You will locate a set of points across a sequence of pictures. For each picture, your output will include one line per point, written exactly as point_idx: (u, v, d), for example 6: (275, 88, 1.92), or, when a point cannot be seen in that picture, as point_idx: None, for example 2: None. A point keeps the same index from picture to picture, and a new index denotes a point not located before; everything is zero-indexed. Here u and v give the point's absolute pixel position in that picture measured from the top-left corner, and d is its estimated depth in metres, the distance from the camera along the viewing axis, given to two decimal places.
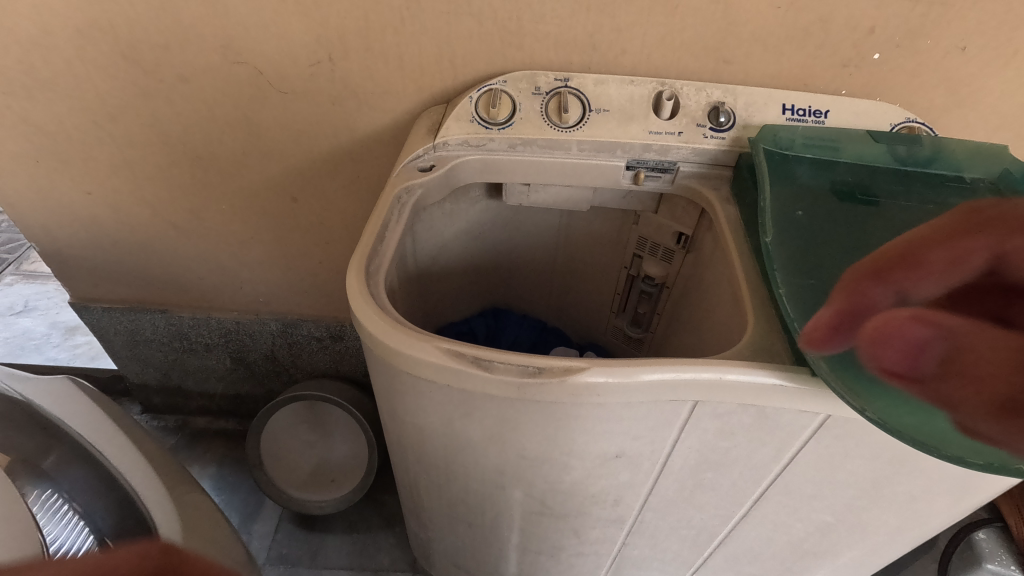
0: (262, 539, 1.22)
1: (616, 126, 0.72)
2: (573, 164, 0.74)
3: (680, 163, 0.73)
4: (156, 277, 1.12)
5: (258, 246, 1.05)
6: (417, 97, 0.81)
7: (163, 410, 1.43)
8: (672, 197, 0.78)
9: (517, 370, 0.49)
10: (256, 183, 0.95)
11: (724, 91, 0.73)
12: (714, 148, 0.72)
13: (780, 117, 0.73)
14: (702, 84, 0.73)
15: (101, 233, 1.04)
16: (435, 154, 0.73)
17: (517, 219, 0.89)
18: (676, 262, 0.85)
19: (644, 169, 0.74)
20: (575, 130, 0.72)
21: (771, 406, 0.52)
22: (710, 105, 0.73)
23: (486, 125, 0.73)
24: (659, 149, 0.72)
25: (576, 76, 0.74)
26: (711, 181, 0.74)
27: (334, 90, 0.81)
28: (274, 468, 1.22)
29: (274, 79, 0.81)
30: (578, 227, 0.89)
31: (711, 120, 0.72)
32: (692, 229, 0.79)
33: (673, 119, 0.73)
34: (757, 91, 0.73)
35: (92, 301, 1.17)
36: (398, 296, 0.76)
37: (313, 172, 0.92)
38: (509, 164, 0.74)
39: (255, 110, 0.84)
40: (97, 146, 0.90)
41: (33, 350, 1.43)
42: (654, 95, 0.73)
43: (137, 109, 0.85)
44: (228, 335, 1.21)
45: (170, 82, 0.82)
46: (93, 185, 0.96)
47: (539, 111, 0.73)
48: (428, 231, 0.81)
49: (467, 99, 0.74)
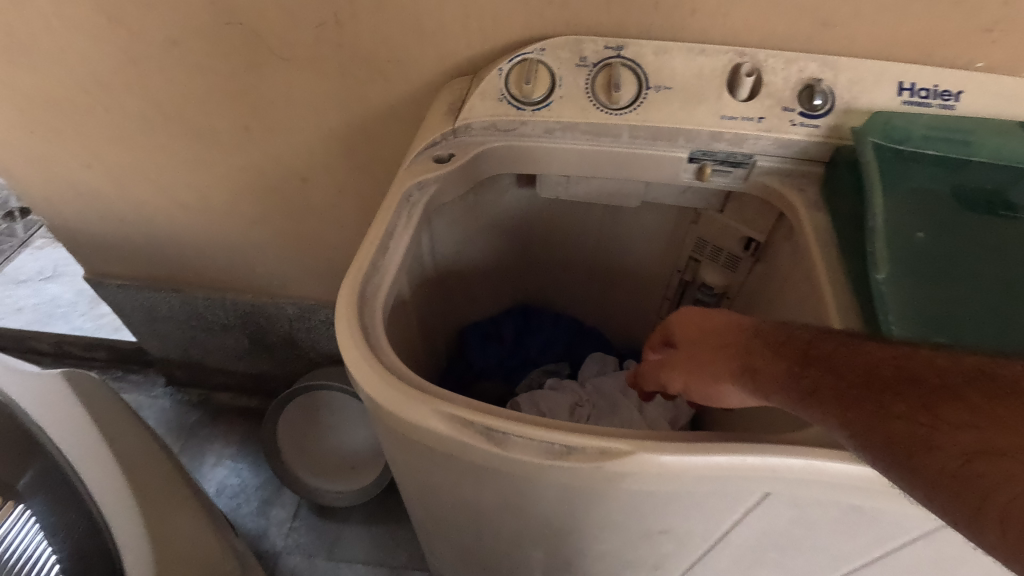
0: (280, 525, 1.19)
1: (679, 109, 0.58)
2: (621, 154, 0.60)
3: (757, 155, 0.59)
4: (168, 255, 1.05)
5: (269, 227, 0.96)
6: (437, 66, 0.68)
7: (187, 384, 1.40)
8: (743, 196, 0.64)
9: (537, 449, 0.38)
10: (262, 160, 0.85)
11: (821, 65, 0.57)
12: (802, 139, 0.57)
13: (894, 100, 0.56)
14: (792, 54, 0.57)
15: (106, 209, 0.97)
16: (455, 140, 0.61)
17: (553, 211, 0.76)
18: (742, 271, 0.71)
19: (711, 162, 0.60)
20: (626, 113, 0.58)
21: (871, 505, 0.40)
22: (802, 83, 0.57)
23: (518, 105, 0.60)
24: (732, 138, 0.58)
25: (631, 43, 0.59)
26: (795, 180, 0.59)
27: (342, 58, 0.69)
28: (293, 455, 1.18)
29: (273, 44, 0.69)
30: (624, 223, 0.76)
31: (803, 103, 0.57)
32: (765, 236, 0.65)
33: (752, 100, 0.57)
34: (866, 64, 0.57)
35: (107, 277, 1.12)
36: (409, 306, 0.66)
37: (323, 150, 0.81)
38: (543, 153, 0.61)
39: (254, 79, 0.73)
40: (90, 117, 0.82)
41: (61, 319, 1.42)
42: (729, 68, 0.58)
43: (127, 76, 0.76)
44: (244, 315, 1.14)
45: (160, 47, 0.71)
46: (92, 158, 0.88)
47: (584, 88, 0.59)
48: (447, 227, 0.69)
49: (496, 73, 0.60)
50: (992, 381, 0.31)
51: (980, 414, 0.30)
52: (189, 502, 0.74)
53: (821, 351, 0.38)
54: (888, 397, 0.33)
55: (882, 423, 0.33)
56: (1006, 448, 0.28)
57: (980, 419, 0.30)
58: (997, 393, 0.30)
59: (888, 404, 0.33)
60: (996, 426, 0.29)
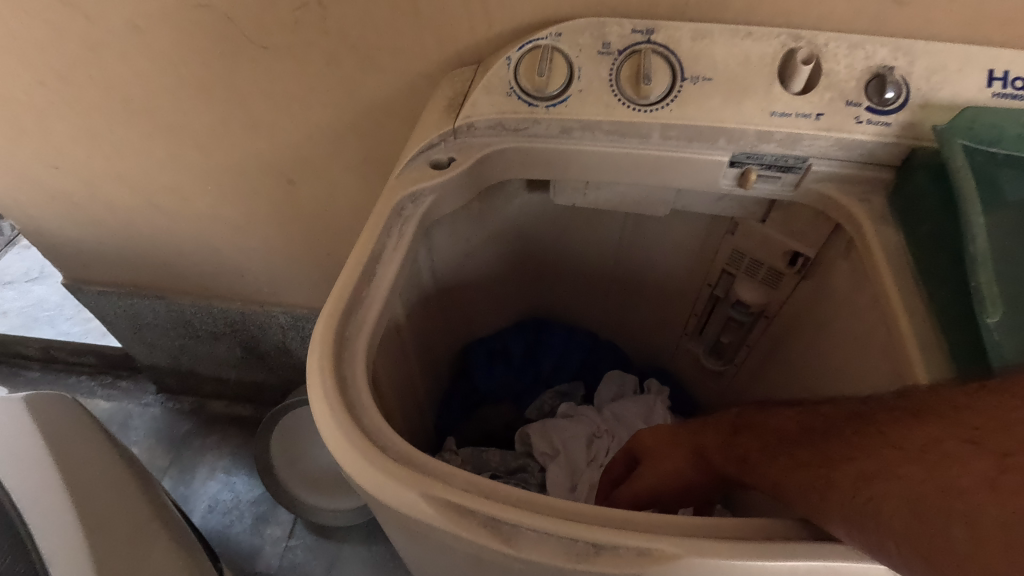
0: (275, 544, 1.12)
1: (721, 104, 0.49)
2: (651, 157, 0.51)
3: (812, 159, 0.50)
4: (149, 261, 0.97)
5: (255, 231, 0.88)
6: (436, 54, 0.59)
7: (179, 392, 1.33)
8: (791, 205, 0.55)
9: (556, 549, 0.30)
10: (243, 160, 0.76)
11: (894, 51, 0.48)
12: (869, 139, 0.47)
13: (983, 93, 0.47)
14: (858, 38, 0.48)
15: (80, 212, 0.89)
16: (455, 142, 0.52)
17: (567, 219, 0.67)
18: (784, 288, 0.62)
19: (757, 167, 0.51)
20: (658, 108, 0.49)
21: None
22: (870, 72, 0.48)
23: (529, 100, 0.51)
24: (784, 139, 0.49)
25: (664, 25, 0.49)
26: (858, 188, 0.50)
27: (327, 45, 0.60)
28: (289, 471, 1.11)
29: (248, 30, 0.60)
30: (648, 232, 0.67)
31: (870, 96, 0.48)
32: (816, 251, 0.56)
33: (809, 93, 0.48)
34: (947, 49, 0.47)
35: (87, 282, 1.05)
36: (405, 332, 0.58)
37: (311, 149, 0.73)
38: (559, 155, 0.53)
39: (229, 69, 0.65)
40: (52, 112, 0.73)
41: (46, 322, 1.35)
42: (781, 55, 0.49)
43: (89, 68, 0.67)
44: (234, 324, 1.07)
45: (122, 34, 0.63)
46: (59, 158, 0.80)
47: (608, 79, 0.50)
48: (448, 239, 0.61)
49: (504, 62, 0.51)
50: (868, 418, 0.35)
51: (860, 447, 0.34)
52: (164, 541, 0.67)
53: (749, 429, 0.43)
54: (799, 451, 0.37)
55: (792, 475, 0.37)
56: (882, 470, 0.32)
57: (858, 449, 0.34)
58: (870, 426, 0.34)
59: (796, 458, 0.37)
60: (870, 453, 0.33)
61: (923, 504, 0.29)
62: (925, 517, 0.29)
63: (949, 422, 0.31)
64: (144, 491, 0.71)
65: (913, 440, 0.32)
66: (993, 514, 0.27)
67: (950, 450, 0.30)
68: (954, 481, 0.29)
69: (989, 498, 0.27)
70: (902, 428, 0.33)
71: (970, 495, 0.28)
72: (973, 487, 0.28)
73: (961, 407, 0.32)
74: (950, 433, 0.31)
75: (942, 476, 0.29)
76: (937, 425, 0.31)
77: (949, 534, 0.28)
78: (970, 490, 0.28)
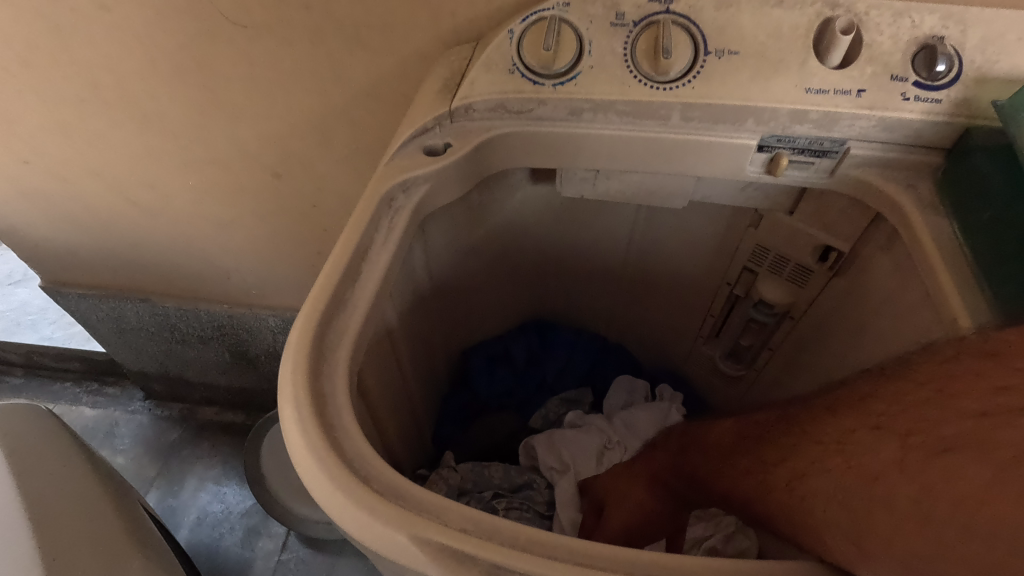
0: (267, 559, 1.07)
1: (749, 80, 0.44)
2: (670, 141, 0.46)
3: (851, 141, 0.45)
4: (130, 262, 0.92)
5: (241, 229, 0.82)
6: (430, 32, 0.54)
7: (167, 398, 1.28)
8: (823, 194, 0.50)
9: None
10: (225, 152, 0.71)
11: (944, 18, 0.42)
12: (917, 118, 0.42)
13: None
14: (904, 4, 0.43)
15: (54, 210, 0.84)
16: (452, 126, 0.47)
17: (574, 213, 0.62)
18: (812, 287, 0.57)
19: (788, 151, 0.46)
20: (678, 86, 0.44)
21: None
22: (917, 43, 0.43)
23: (534, 78, 0.45)
24: (821, 119, 0.43)
25: None
26: (903, 173, 0.45)
27: (311, 23, 0.55)
28: (280, 482, 1.05)
29: (224, 7, 0.55)
30: (662, 226, 0.62)
31: (919, 70, 0.42)
32: (850, 246, 0.51)
33: (848, 67, 0.43)
34: (1006, 16, 0.42)
35: (67, 285, 0.99)
36: (397, 337, 0.52)
37: (296, 139, 0.68)
38: (567, 140, 0.47)
39: (205, 51, 0.59)
40: (17, 102, 0.68)
41: (29, 327, 1.30)
42: (818, 24, 0.43)
43: (54, 52, 0.62)
44: (222, 328, 1.02)
45: (87, 13, 0.58)
46: (28, 151, 0.75)
47: (622, 54, 0.45)
48: (444, 235, 0.56)
49: (505, 36, 0.46)
50: (789, 417, 0.37)
51: (787, 447, 0.35)
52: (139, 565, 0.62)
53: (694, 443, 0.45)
54: (737, 459, 0.39)
55: (740, 487, 0.38)
56: (809, 468, 0.33)
57: (787, 450, 0.35)
58: (791, 425, 0.36)
59: (738, 470, 0.39)
60: (796, 453, 0.34)
61: (850, 496, 0.30)
62: (853, 509, 0.30)
63: (855, 409, 0.32)
64: (119, 510, 0.65)
65: (829, 433, 0.33)
66: (905, 494, 0.28)
67: (859, 436, 0.31)
68: (867, 467, 0.30)
69: (899, 479, 0.28)
70: (818, 423, 0.34)
71: (884, 478, 0.29)
72: (884, 471, 0.29)
73: (866, 394, 0.33)
74: (857, 421, 0.32)
75: (856, 463, 0.30)
76: (846, 415, 0.33)
77: (873, 520, 0.29)
78: (881, 477, 0.29)
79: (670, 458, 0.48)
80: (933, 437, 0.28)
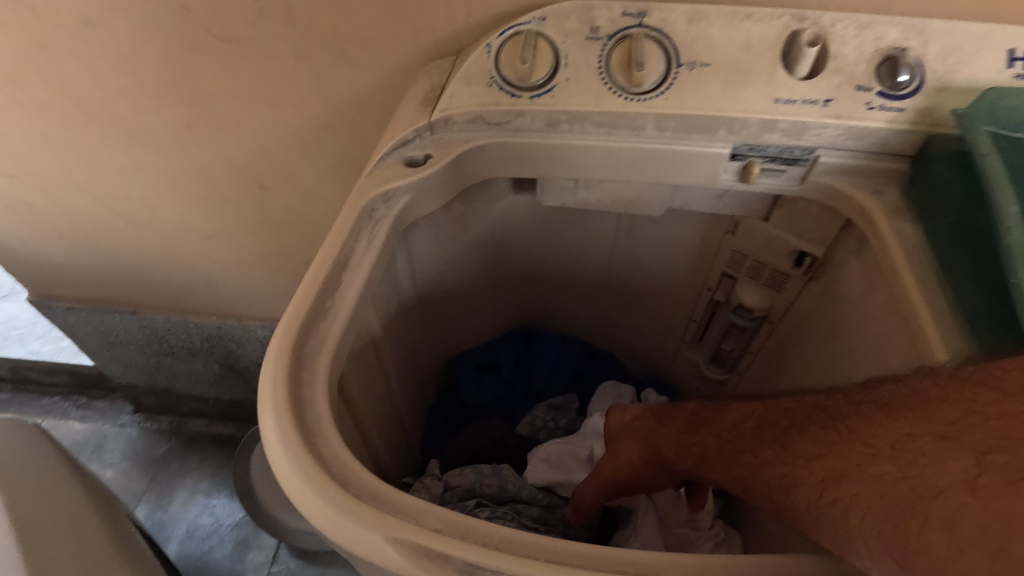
0: (258, 571, 1.06)
1: (720, 92, 0.45)
2: (644, 151, 0.47)
3: (820, 150, 0.46)
4: (117, 275, 0.92)
5: (228, 241, 0.83)
6: (412, 47, 0.55)
7: (156, 412, 1.27)
8: (796, 200, 0.51)
9: None
10: (211, 165, 0.72)
11: (906, 31, 0.44)
12: (882, 127, 0.44)
13: (1003, 74, 0.43)
14: (867, 17, 0.44)
15: (40, 224, 0.84)
16: (432, 138, 0.48)
17: (556, 222, 0.63)
18: (789, 292, 0.58)
19: (760, 160, 0.47)
20: (652, 97, 0.45)
21: None
22: (880, 54, 0.44)
23: (512, 91, 0.47)
24: (790, 128, 0.45)
25: (657, 8, 0.45)
26: (870, 180, 0.46)
27: (295, 37, 0.56)
28: (270, 496, 1.04)
29: (209, 22, 0.56)
30: (643, 234, 0.63)
31: (882, 80, 0.44)
32: (824, 251, 0.53)
33: (815, 78, 0.44)
34: (965, 29, 0.43)
35: (54, 299, 0.99)
36: (382, 345, 0.53)
37: (283, 151, 0.69)
38: (546, 151, 0.49)
39: (191, 66, 0.60)
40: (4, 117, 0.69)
41: (17, 343, 1.31)
42: (785, 38, 0.45)
43: (40, 68, 0.63)
44: (211, 340, 1.02)
45: (73, 29, 0.58)
46: (14, 166, 0.75)
47: (597, 67, 0.46)
48: (427, 245, 0.57)
49: (483, 50, 0.47)
50: (831, 411, 0.34)
51: (827, 444, 0.33)
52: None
53: (711, 424, 0.44)
54: (761, 449, 0.37)
55: (760, 476, 0.36)
56: (850, 469, 0.31)
57: (824, 446, 0.33)
58: (836, 422, 0.33)
59: (760, 458, 0.37)
60: (835, 450, 0.32)
61: (896, 505, 0.28)
62: (897, 519, 0.28)
63: (920, 415, 0.30)
64: (106, 522, 0.65)
65: (885, 437, 0.30)
66: (977, 520, 0.25)
67: (923, 446, 0.28)
68: (927, 482, 0.27)
69: (967, 500, 0.25)
70: (869, 424, 0.31)
71: (948, 498, 0.26)
72: (951, 488, 0.26)
73: (931, 401, 0.30)
74: (922, 427, 0.29)
75: (914, 475, 0.28)
76: (911, 420, 0.30)
77: (924, 539, 0.26)
78: (942, 492, 0.26)
79: (680, 444, 0.46)
80: (1019, 462, 0.25)
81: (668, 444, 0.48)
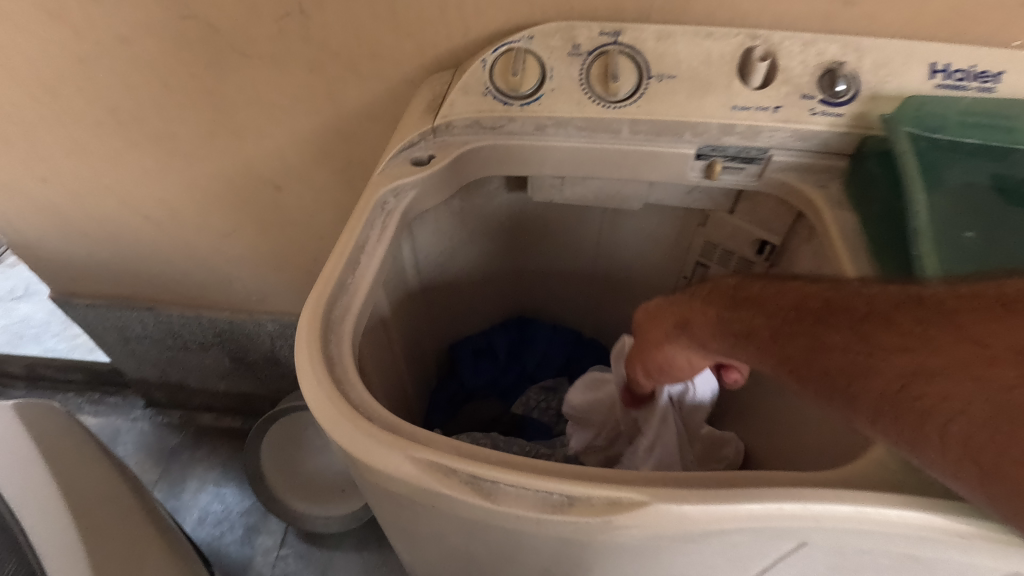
0: (267, 554, 1.12)
1: (685, 100, 0.52)
2: (621, 151, 0.54)
3: (773, 150, 0.53)
4: (137, 272, 0.98)
5: (243, 239, 0.90)
6: (416, 60, 0.62)
7: (167, 406, 1.33)
8: (756, 194, 0.58)
9: (533, 501, 0.32)
10: (230, 168, 0.78)
11: (844, 47, 0.51)
12: (823, 130, 0.51)
13: (926, 83, 0.50)
14: (810, 35, 0.51)
15: (67, 224, 0.90)
16: (435, 140, 0.55)
17: (546, 217, 0.70)
18: None
19: (721, 159, 0.54)
20: (626, 105, 0.52)
21: (929, 556, 0.33)
22: (822, 67, 0.51)
23: (504, 100, 0.53)
24: (745, 131, 0.52)
25: (629, 28, 0.52)
26: (816, 175, 0.53)
27: (310, 52, 0.63)
28: (280, 480, 1.11)
29: (233, 39, 0.63)
30: (625, 227, 0.70)
31: (824, 90, 0.51)
32: (781, 239, 0.59)
33: (766, 88, 0.51)
34: (893, 46, 0.51)
35: (75, 296, 1.05)
36: (390, 325, 0.60)
37: (297, 155, 0.75)
38: (534, 152, 0.55)
39: (215, 78, 0.67)
40: (40, 125, 0.75)
41: (32, 341, 1.35)
42: (740, 53, 0.52)
43: (77, 80, 0.69)
44: (223, 334, 1.08)
45: (109, 47, 0.65)
46: (47, 170, 0.81)
47: (578, 79, 0.53)
48: (430, 237, 0.63)
49: (479, 64, 0.54)
50: (929, 304, 0.30)
51: (925, 339, 0.29)
52: (156, 543, 0.68)
53: (759, 296, 0.39)
54: (826, 334, 0.33)
55: (826, 359, 0.33)
56: (952, 366, 0.28)
57: (919, 340, 0.29)
58: (939, 315, 0.29)
59: (829, 342, 0.33)
60: (935, 346, 0.29)
61: (1006, 414, 0.25)
62: (1004, 427, 0.25)
63: None
64: (135, 495, 0.71)
65: (1007, 341, 0.26)
66: None
67: None
68: None
69: None
70: (981, 323, 0.28)
71: None
72: None
73: None
74: None
75: None
76: None
77: None
78: None
79: (714, 325, 0.41)
80: None
81: (699, 323, 0.43)
